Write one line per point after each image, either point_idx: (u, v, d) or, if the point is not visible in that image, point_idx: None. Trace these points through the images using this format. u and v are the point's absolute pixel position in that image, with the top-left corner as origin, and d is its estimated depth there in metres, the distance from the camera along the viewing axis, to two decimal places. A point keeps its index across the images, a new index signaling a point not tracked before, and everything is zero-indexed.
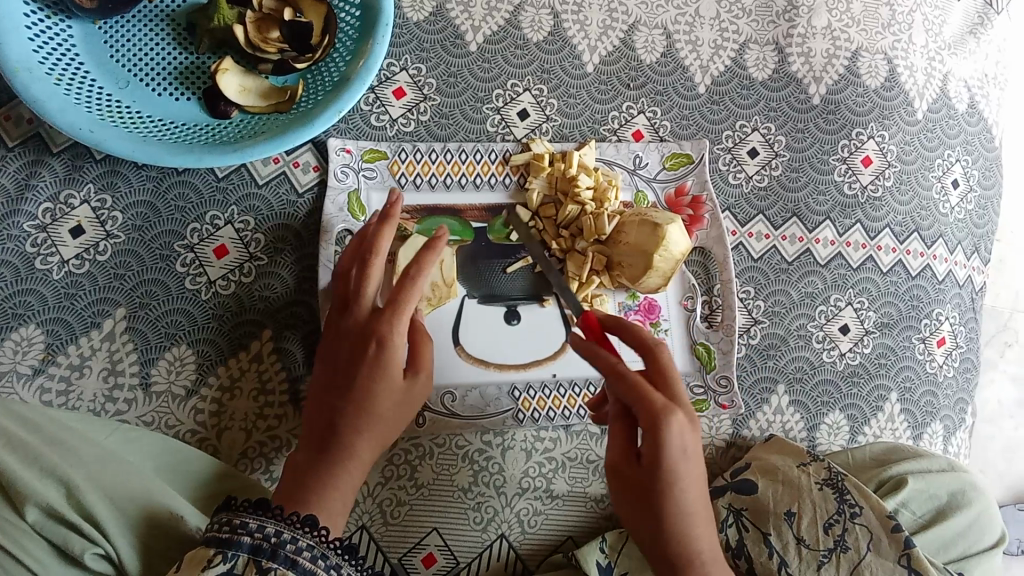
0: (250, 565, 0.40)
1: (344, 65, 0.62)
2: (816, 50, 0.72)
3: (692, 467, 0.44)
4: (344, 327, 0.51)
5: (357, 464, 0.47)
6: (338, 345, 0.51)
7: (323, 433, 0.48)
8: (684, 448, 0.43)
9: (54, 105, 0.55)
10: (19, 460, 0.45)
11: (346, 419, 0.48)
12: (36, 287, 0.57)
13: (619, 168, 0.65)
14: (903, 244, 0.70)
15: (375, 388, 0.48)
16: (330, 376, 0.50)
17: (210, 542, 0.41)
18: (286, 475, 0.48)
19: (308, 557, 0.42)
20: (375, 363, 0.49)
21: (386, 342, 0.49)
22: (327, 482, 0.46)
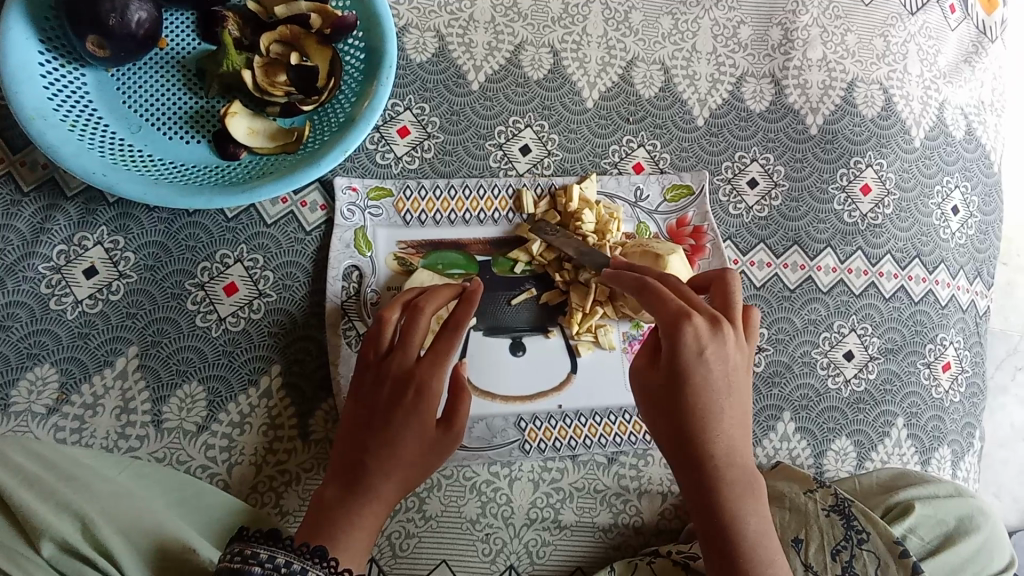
0: None
1: (350, 106, 0.63)
2: (812, 81, 0.73)
3: (709, 368, 0.46)
4: (384, 365, 0.51)
5: (378, 505, 0.48)
6: (376, 382, 0.51)
7: (350, 470, 0.49)
8: (701, 348, 0.46)
9: (68, 149, 0.56)
10: (34, 497, 0.46)
11: (377, 464, 0.49)
12: (50, 327, 0.58)
13: (620, 201, 0.67)
14: (905, 270, 0.71)
15: (404, 433, 0.49)
16: (368, 412, 0.51)
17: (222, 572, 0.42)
18: (313, 505, 0.49)
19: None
20: (409, 408, 0.49)
21: (423, 391, 0.50)
22: (351, 527, 0.47)
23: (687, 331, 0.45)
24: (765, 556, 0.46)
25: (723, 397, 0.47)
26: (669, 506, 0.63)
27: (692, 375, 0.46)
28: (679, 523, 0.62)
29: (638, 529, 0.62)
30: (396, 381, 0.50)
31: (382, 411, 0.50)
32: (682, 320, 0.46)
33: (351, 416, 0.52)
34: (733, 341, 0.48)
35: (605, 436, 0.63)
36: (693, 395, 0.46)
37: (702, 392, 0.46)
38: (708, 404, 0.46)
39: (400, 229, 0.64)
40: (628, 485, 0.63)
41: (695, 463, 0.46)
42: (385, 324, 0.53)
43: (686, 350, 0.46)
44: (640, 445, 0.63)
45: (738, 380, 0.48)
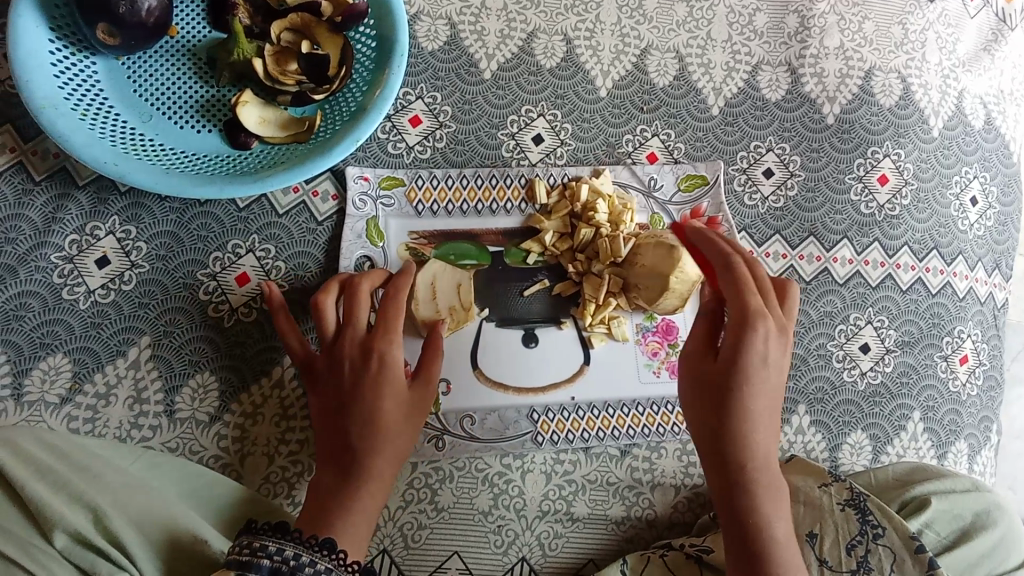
0: None
1: (361, 95, 0.63)
2: (829, 70, 0.72)
3: (766, 372, 0.47)
4: (334, 348, 0.53)
5: (374, 482, 0.50)
6: (331, 365, 0.53)
7: (337, 459, 0.50)
8: (766, 355, 0.47)
9: (79, 139, 0.56)
10: (47, 488, 0.46)
11: (363, 442, 0.50)
12: (63, 317, 0.58)
13: (634, 191, 0.66)
14: (922, 262, 0.70)
15: (380, 404, 0.51)
16: (332, 394, 0.52)
17: (230, 564, 0.42)
18: (308, 499, 0.50)
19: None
20: (375, 380, 0.51)
21: (385, 360, 0.52)
22: (349, 507, 0.48)
23: (758, 331, 0.47)
24: (791, 560, 0.46)
25: (768, 403, 0.48)
26: (682, 499, 0.62)
27: (753, 377, 0.47)
28: (692, 516, 0.62)
29: (651, 522, 0.61)
30: (353, 359, 0.52)
31: (348, 391, 0.51)
32: (753, 321, 0.47)
33: (316, 405, 0.53)
34: (784, 352, 0.49)
35: (617, 428, 0.62)
36: (748, 397, 0.47)
37: (754, 397, 0.47)
38: (755, 407, 0.47)
39: (411, 219, 0.63)
40: (641, 478, 0.62)
41: (732, 457, 0.47)
42: (323, 311, 0.54)
43: (754, 354, 0.47)
44: (652, 437, 0.63)
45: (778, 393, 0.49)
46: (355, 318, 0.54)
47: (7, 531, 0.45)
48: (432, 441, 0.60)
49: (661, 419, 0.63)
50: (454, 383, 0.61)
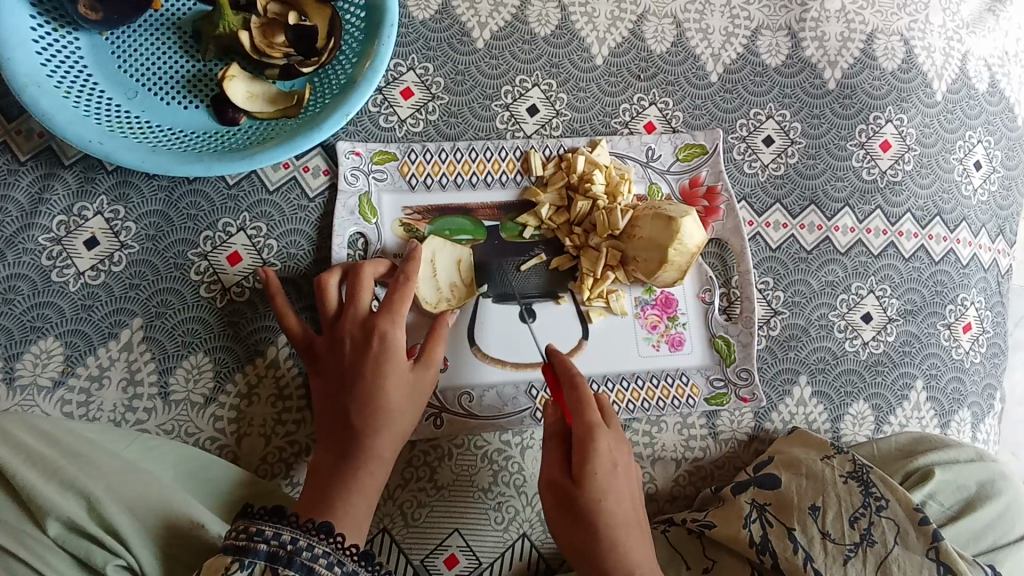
0: (267, 571, 0.40)
1: (351, 67, 0.61)
2: (830, 33, 0.70)
3: (613, 477, 0.49)
4: (337, 330, 0.54)
5: (376, 461, 0.50)
6: (333, 348, 0.53)
7: (340, 438, 0.50)
8: (610, 468, 0.49)
9: (63, 117, 0.55)
10: (39, 475, 0.46)
11: (365, 420, 0.50)
12: (53, 299, 0.57)
13: (631, 161, 0.65)
14: (925, 229, 0.69)
15: (383, 382, 0.51)
16: (335, 376, 0.52)
17: (227, 549, 0.41)
18: (308, 481, 0.49)
19: (324, 564, 0.42)
20: (377, 359, 0.52)
21: (386, 339, 0.52)
22: (349, 486, 0.48)
23: (601, 444, 0.49)
24: None
25: (632, 507, 0.50)
26: (683, 472, 0.62)
27: (608, 493, 0.48)
28: (693, 489, 0.62)
29: (652, 497, 0.61)
30: (355, 341, 0.53)
31: (350, 370, 0.52)
32: (597, 433, 0.49)
33: (318, 389, 0.53)
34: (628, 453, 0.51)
35: (617, 403, 0.61)
36: (608, 510, 0.48)
37: (615, 511, 0.48)
38: (608, 514, 0.48)
39: (405, 194, 0.62)
40: (641, 452, 0.61)
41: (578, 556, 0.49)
42: (326, 294, 0.55)
43: (602, 462, 0.48)
44: (653, 411, 0.62)
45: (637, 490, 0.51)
46: (360, 300, 0.54)
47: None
48: (432, 419, 0.59)
49: (661, 393, 0.62)
50: (452, 360, 0.60)
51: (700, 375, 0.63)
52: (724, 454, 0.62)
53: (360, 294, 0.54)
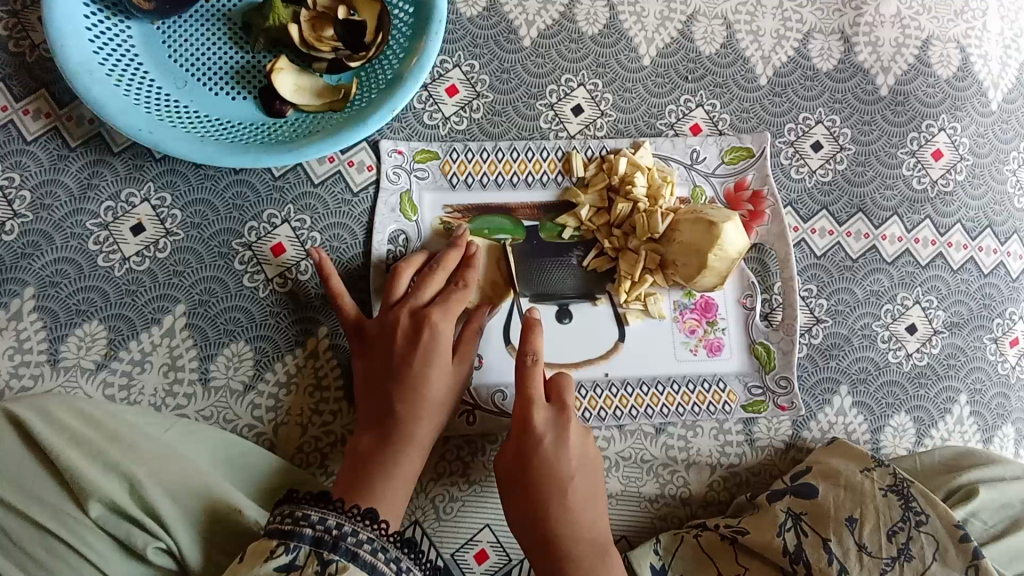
0: (310, 556, 0.43)
1: (398, 63, 0.61)
2: (884, 38, 0.69)
3: (545, 448, 0.51)
4: (390, 317, 0.55)
5: (413, 450, 0.51)
6: (384, 335, 0.55)
7: (382, 423, 0.52)
8: (539, 440, 0.51)
9: (114, 106, 0.56)
10: (82, 457, 0.48)
11: (407, 409, 0.52)
12: (98, 283, 0.58)
13: (675, 163, 0.64)
14: (975, 241, 0.67)
15: (427, 374, 0.53)
16: (382, 361, 0.54)
17: (273, 533, 0.44)
18: (346, 463, 0.51)
19: (368, 550, 0.44)
20: (425, 350, 0.53)
21: (435, 333, 0.54)
22: (390, 471, 0.50)
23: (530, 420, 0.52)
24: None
25: (575, 478, 0.51)
26: (717, 479, 0.61)
27: (538, 461, 0.51)
28: (728, 496, 0.61)
29: (686, 501, 0.60)
30: (405, 329, 0.54)
31: (398, 358, 0.53)
32: (529, 409, 0.52)
33: (364, 372, 0.55)
34: (577, 431, 0.53)
35: (651, 406, 0.61)
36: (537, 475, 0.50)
37: (550, 475, 0.50)
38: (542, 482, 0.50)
39: (446, 192, 0.62)
40: (676, 456, 0.61)
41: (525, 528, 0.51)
42: (398, 283, 0.57)
43: (534, 433, 0.51)
44: (688, 416, 0.61)
45: (585, 466, 0.52)
46: (422, 292, 0.56)
47: (44, 500, 0.46)
48: (464, 416, 0.59)
49: (697, 398, 0.61)
50: (487, 358, 0.60)
51: (738, 381, 0.62)
52: (761, 462, 0.62)
53: (423, 287, 0.56)
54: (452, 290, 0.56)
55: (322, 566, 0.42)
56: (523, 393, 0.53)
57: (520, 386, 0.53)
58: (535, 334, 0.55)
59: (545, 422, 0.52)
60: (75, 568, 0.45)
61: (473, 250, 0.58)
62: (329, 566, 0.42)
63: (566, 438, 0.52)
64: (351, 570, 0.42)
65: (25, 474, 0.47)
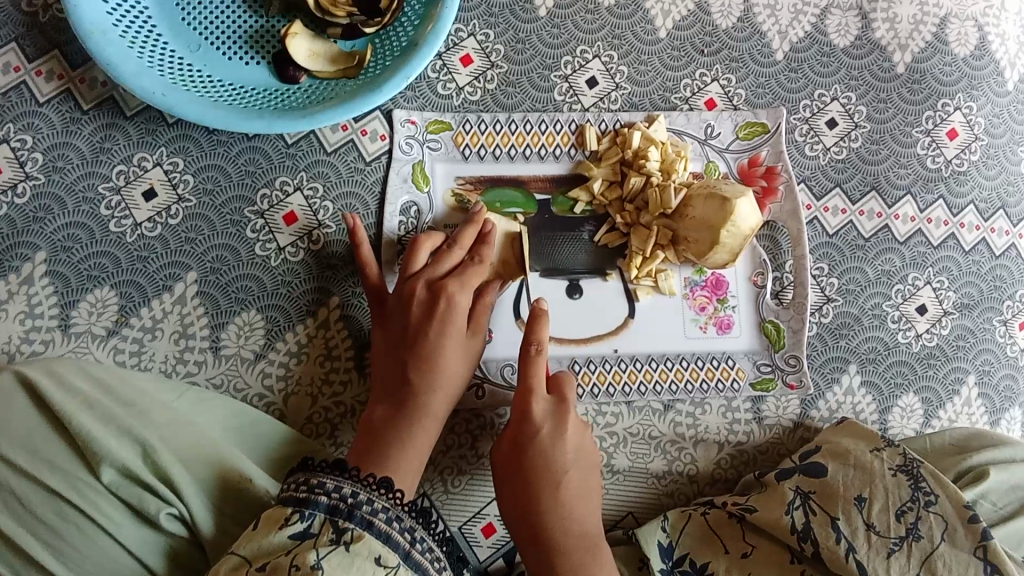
0: (325, 524, 0.43)
1: (413, 30, 0.61)
2: (903, 15, 0.68)
3: (542, 441, 0.51)
4: (406, 289, 0.55)
5: (429, 420, 0.52)
6: (401, 306, 0.55)
7: (398, 393, 0.52)
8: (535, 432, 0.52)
9: (127, 68, 0.55)
10: (95, 422, 0.48)
11: (423, 380, 0.52)
12: (110, 249, 0.58)
13: (689, 138, 0.64)
14: (988, 222, 0.67)
15: (443, 346, 0.53)
16: (399, 334, 0.54)
17: (288, 500, 0.44)
18: (361, 434, 0.51)
19: (383, 519, 0.44)
20: (442, 322, 0.54)
21: (451, 305, 0.54)
22: (405, 440, 0.50)
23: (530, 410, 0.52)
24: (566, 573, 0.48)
25: (570, 471, 0.51)
26: (725, 455, 0.61)
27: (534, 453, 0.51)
28: (735, 472, 0.61)
29: (693, 477, 0.61)
30: (422, 300, 0.55)
31: (416, 328, 0.54)
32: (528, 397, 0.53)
33: (382, 344, 0.55)
34: (575, 425, 0.53)
35: (660, 383, 0.61)
36: (531, 466, 0.51)
37: (544, 464, 0.51)
38: (535, 472, 0.51)
39: (458, 164, 0.62)
40: (684, 432, 0.61)
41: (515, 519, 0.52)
42: (415, 257, 0.57)
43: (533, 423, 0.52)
44: (697, 393, 0.61)
45: (581, 459, 0.52)
46: (438, 266, 0.56)
47: (56, 465, 0.46)
48: (473, 389, 0.59)
49: (706, 374, 0.62)
50: (497, 331, 0.60)
51: (747, 359, 0.62)
52: (768, 439, 0.62)
53: (440, 261, 0.56)
54: (468, 264, 0.56)
55: (337, 534, 0.42)
56: (525, 382, 0.53)
57: (522, 374, 0.53)
58: (541, 324, 0.54)
59: (543, 414, 0.52)
60: (86, 533, 0.45)
61: (489, 227, 0.58)
62: (344, 535, 0.43)
63: (563, 431, 0.52)
64: (366, 539, 0.43)
65: (37, 438, 0.47)
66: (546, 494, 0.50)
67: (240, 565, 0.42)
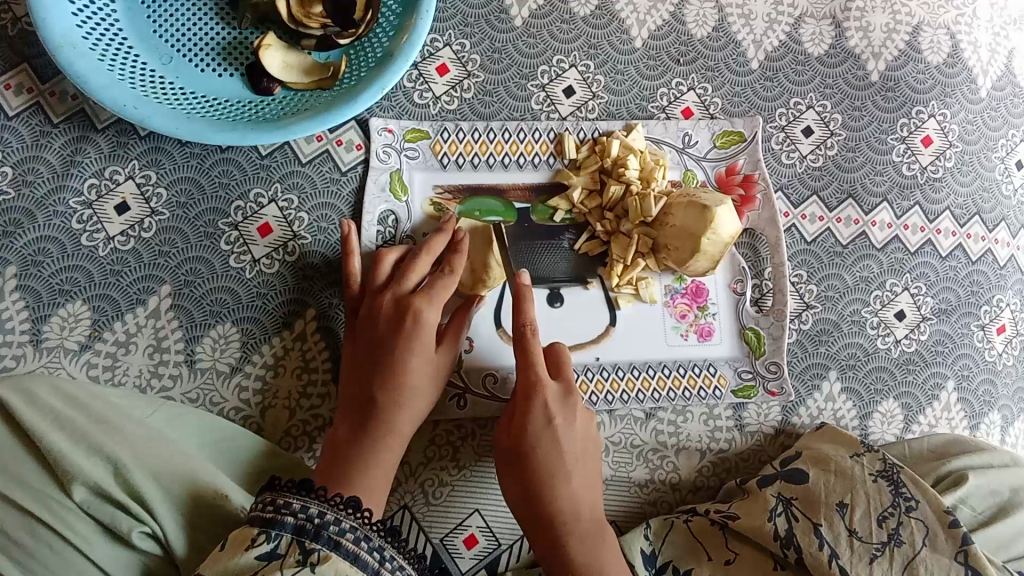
0: (292, 545, 0.42)
1: (388, 41, 0.60)
2: (875, 24, 0.69)
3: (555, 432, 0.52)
4: (374, 304, 0.55)
5: (394, 437, 0.51)
6: (369, 321, 0.54)
7: (362, 410, 0.52)
8: (548, 418, 0.52)
9: (98, 81, 0.55)
10: (66, 440, 0.47)
11: (388, 397, 0.52)
12: (81, 263, 0.57)
13: (667, 147, 0.64)
14: (963, 228, 0.68)
15: (410, 362, 0.52)
16: (365, 347, 0.54)
17: (255, 521, 0.43)
18: (325, 450, 0.51)
19: (350, 538, 0.44)
20: (409, 339, 0.53)
21: (418, 321, 0.53)
22: (370, 458, 0.50)
23: (542, 400, 0.52)
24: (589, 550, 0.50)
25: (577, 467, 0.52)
26: (707, 464, 0.61)
27: (546, 440, 0.51)
28: (717, 481, 0.61)
29: (675, 486, 0.60)
30: (388, 315, 0.54)
31: (382, 343, 0.53)
32: (532, 393, 0.52)
33: (351, 359, 0.54)
34: (581, 412, 0.53)
35: (642, 391, 0.61)
36: (542, 457, 0.51)
37: (557, 452, 0.51)
38: (553, 456, 0.51)
39: (437, 173, 0.62)
40: (665, 441, 0.61)
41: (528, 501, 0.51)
42: (382, 265, 0.57)
43: (534, 421, 0.51)
44: (678, 401, 0.61)
45: (586, 450, 0.53)
46: (405, 280, 0.55)
47: (27, 483, 0.45)
48: (455, 400, 0.59)
49: (688, 382, 0.61)
50: (477, 341, 0.60)
51: (728, 366, 0.62)
52: (749, 447, 0.62)
53: (407, 274, 0.56)
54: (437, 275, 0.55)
55: (303, 556, 0.42)
56: (530, 368, 0.53)
57: (526, 368, 0.53)
58: (527, 303, 0.54)
59: (552, 403, 0.52)
60: (58, 552, 0.44)
61: (459, 235, 0.58)
62: (310, 556, 0.42)
63: (573, 413, 0.53)
64: (333, 560, 0.42)
65: (7, 456, 0.46)
66: (561, 478, 0.51)
67: None
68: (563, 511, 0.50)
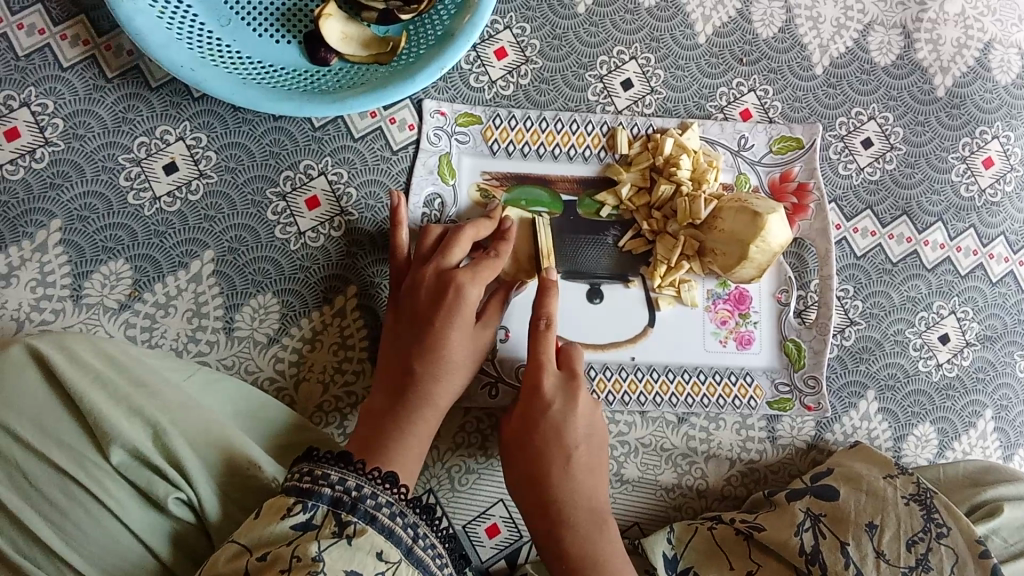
0: (329, 516, 0.42)
1: (449, 19, 0.59)
2: (946, 38, 0.67)
3: (553, 420, 0.51)
4: (417, 275, 0.54)
5: (431, 411, 0.51)
6: (410, 292, 0.54)
7: (399, 383, 0.51)
8: (547, 407, 0.51)
9: (155, 40, 0.54)
10: (107, 401, 0.47)
11: (425, 370, 0.51)
12: (126, 222, 0.56)
13: (721, 149, 0.62)
14: (1017, 255, 0.67)
15: (449, 336, 0.52)
16: (407, 319, 0.53)
17: (290, 490, 0.43)
18: (361, 420, 0.51)
19: (386, 513, 0.43)
20: (449, 311, 0.52)
21: (459, 296, 0.52)
22: (403, 432, 0.49)
23: (543, 389, 0.52)
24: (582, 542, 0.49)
25: (581, 449, 0.51)
26: (736, 473, 0.61)
27: (544, 427, 0.51)
28: (744, 491, 0.61)
29: (702, 493, 0.60)
30: (430, 288, 0.53)
31: (422, 315, 0.53)
32: (533, 383, 0.52)
33: (391, 330, 0.54)
34: (588, 401, 0.52)
35: (676, 395, 0.60)
36: (540, 441, 0.51)
37: (554, 438, 0.51)
38: (548, 441, 0.51)
39: (486, 159, 0.61)
40: (696, 447, 0.60)
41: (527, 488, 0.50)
42: (431, 232, 0.56)
43: (534, 407, 0.52)
44: (712, 408, 0.61)
45: (592, 438, 0.52)
46: (450, 255, 0.54)
47: (65, 442, 0.45)
48: (487, 388, 0.58)
49: (722, 390, 0.61)
50: (513, 332, 0.59)
51: (765, 376, 0.61)
52: (780, 460, 0.61)
53: (453, 248, 0.55)
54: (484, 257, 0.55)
55: (339, 528, 0.41)
56: (536, 358, 0.53)
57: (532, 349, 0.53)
58: (551, 297, 0.54)
59: (554, 389, 0.52)
60: (93, 514, 0.44)
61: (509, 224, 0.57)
62: (346, 528, 0.41)
63: (577, 405, 0.52)
64: (369, 533, 0.41)
65: (47, 413, 0.46)
66: (560, 465, 0.50)
67: (241, 553, 0.41)
68: (556, 498, 0.50)
